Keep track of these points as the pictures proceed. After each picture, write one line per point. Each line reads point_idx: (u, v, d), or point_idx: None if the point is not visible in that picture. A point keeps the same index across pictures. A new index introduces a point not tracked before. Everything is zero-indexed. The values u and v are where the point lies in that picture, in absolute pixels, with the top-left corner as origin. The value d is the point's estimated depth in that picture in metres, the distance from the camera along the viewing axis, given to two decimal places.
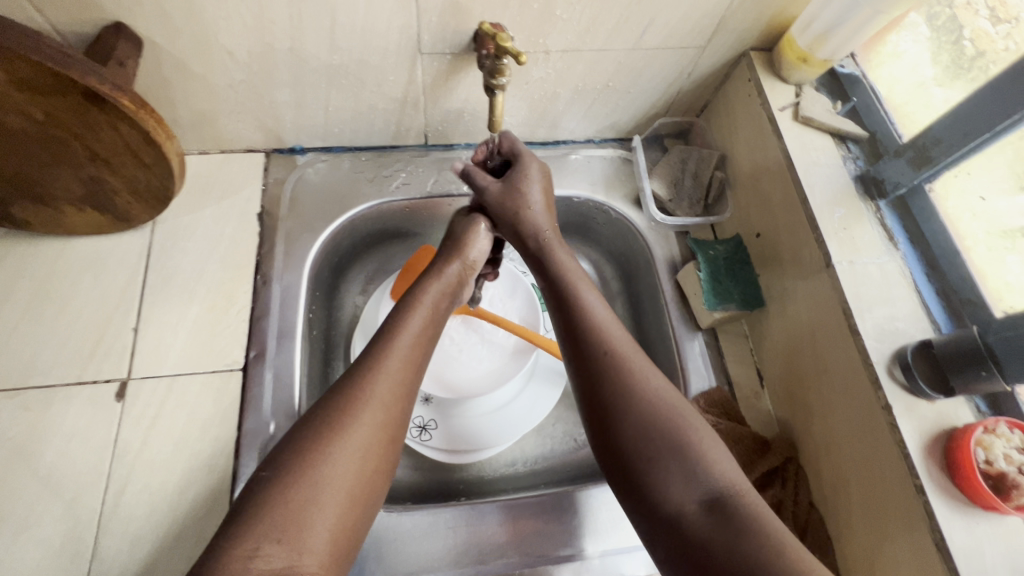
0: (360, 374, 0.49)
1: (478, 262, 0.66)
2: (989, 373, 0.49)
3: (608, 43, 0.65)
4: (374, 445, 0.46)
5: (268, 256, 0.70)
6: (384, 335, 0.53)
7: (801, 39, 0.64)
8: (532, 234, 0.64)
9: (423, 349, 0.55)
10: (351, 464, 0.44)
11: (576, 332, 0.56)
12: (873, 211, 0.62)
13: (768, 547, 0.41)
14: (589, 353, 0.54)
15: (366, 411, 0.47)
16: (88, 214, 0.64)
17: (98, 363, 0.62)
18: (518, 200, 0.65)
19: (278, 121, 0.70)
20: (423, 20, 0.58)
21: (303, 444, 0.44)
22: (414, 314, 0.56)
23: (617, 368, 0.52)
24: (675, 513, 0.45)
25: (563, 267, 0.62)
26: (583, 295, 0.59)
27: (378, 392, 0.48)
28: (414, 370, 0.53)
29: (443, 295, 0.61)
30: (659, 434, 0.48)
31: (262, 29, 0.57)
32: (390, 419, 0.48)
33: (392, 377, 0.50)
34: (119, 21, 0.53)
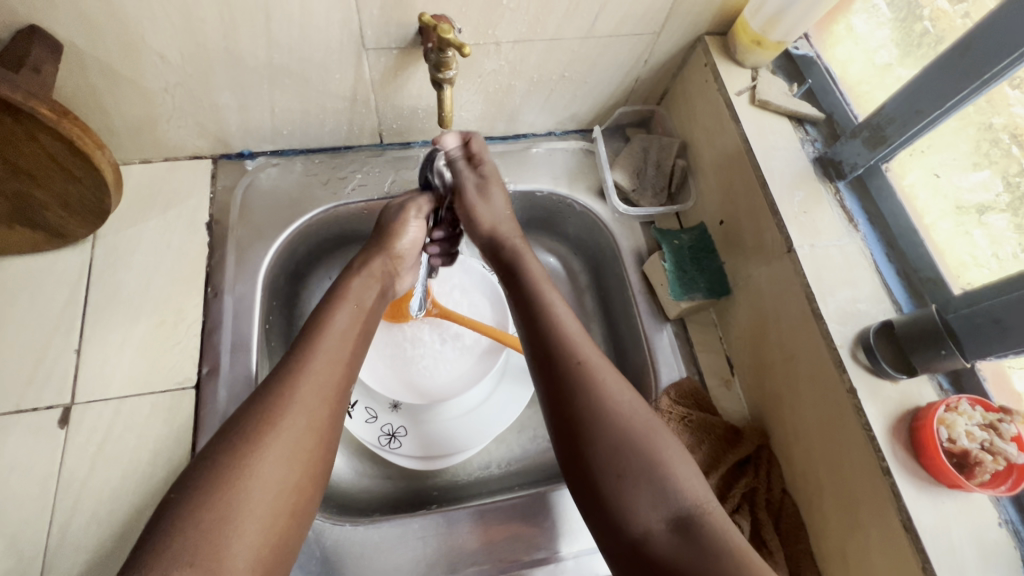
0: (281, 379, 0.48)
1: (407, 253, 0.65)
2: (948, 351, 0.48)
3: (560, 32, 0.63)
4: (299, 452, 0.45)
5: (219, 267, 0.67)
6: (307, 336, 0.52)
7: (753, 22, 0.63)
8: (504, 239, 0.65)
9: (352, 347, 0.53)
10: (273, 474, 0.43)
11: (547, 344, 0.54)
12: (832, 193, 0.62)
13: (733, 566, 0.42)
14: (560, 365, 0.52)
15: (286, 420, 0.46)
16: (19, 231, 0.60)
17: (38, 389, 0.58)
18: (478, 205, 0.66)
19: (222, 126, 0.67)
20: (364, 14, 0.56)
21: (219, 460, 0.43)
22: (340, 311, 0.55)
23: (590, 381, 0.51)
24: (642, 534, 0.45)
25: (530, 273, 0.61)
26: (554, 305, 0.58)
27: (300, 396, 0.47)
28: (342, 369, 0.51)
29: (370, 288, 0.60)
30: (631, 453, 0.47)
31: (193, 29, 0.54)
32: (315, 426, 0.47)
33: (316, 382, 0.49)
34: (33, 25, 0.50)
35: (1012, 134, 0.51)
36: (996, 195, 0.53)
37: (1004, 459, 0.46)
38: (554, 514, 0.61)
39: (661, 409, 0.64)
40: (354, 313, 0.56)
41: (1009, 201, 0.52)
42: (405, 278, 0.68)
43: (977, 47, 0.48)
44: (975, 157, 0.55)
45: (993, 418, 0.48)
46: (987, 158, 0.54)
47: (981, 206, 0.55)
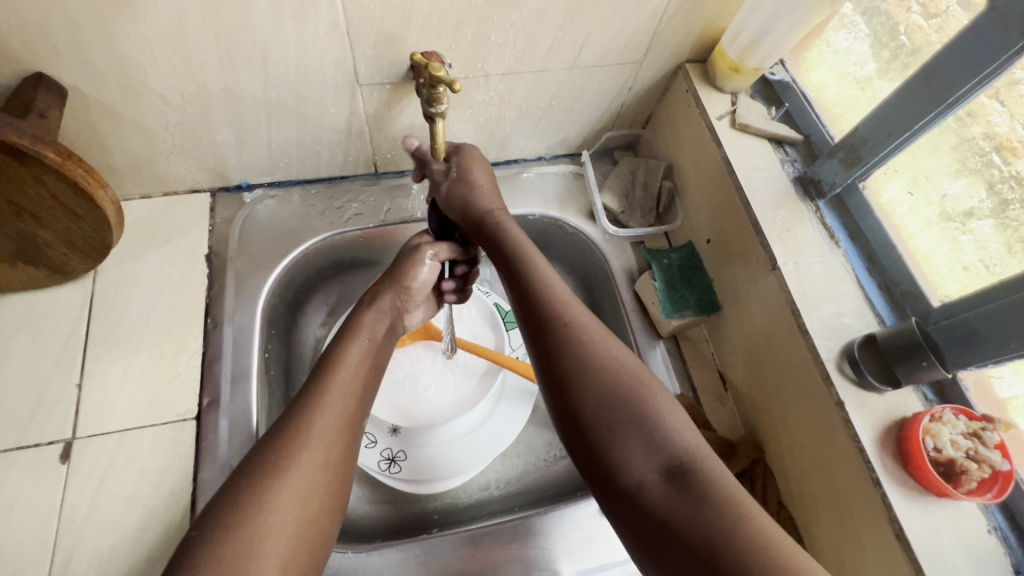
0: (296, 416, 0.49)
1: (419, 290, 0.66)
2: (930, 363, 0.50)
3: (547, 64, 0.66)
4: (317, 486, 0.46)
5: (218, 298, 0.68)
6: (321, 372, 0.53)
7: (730, 51, 0.66)
8: (483, 211, 0.65)
9: (364, 381, 0.55)
10: (293, 506, 0.44)
11: (535, 309, 0.56)
12: (813, 211, 0.64)
13: (726, 512, 0.42)
14: (549, 325, 0.54)
15: (305, 453, 0.46)
16: (22, 269, 0.61)
17: (39, 425, 0.59)
18: (457, 190, 0.66)
19: (220, 161, 0.69)
20: (358, 53, 0.58)
21: (238, 497, 0.43)
22: (354, 344, 0.57)
23: (578, 340, 0.52)
24: (636, 484, 0.46)
25: (517, 241, 0.62)
26: (540, 270, 0.59)
27: (317, 431, 0.48)
28: (355, 404, 0.52)
29: (382, 322, 0.62)
30: (620, 405, 0.48)
31: (193, 72, 0.56)
32: (333, 458, 0.48)
33: (332, 416, 0.50)
34: (39, 72, 0.52)
35: (992, 143, 0.52)
36: (980, 201, 0.54)
37: (989, 467, 0.48)
38: (553, 534, 0.62)
39: None
40: (366, 348, 0.58)
41: (993, 206, 0.53)
42: (415, 313, 0.69)
43: (941, 73, 0.50)
44: (956, 166, 0.56)
45: (977, 427, 0.49)
46: (970, 166, 0.54)
47: (967, 212, 0.55)
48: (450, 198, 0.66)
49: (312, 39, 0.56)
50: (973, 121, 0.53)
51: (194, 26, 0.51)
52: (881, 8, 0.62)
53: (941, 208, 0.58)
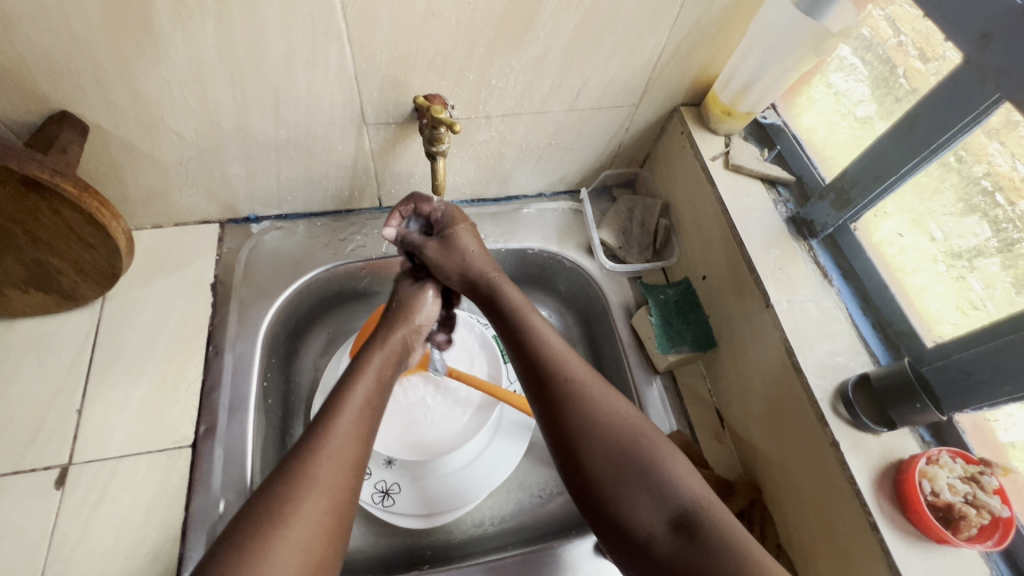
0: (299, 460, 0.48)
1: (426, 325, 0.69)
2: (923, 405, 0.49)
3: (546, 106, 0.69)
4: (319, 532, 0.46)
5: (221, 325, 0.70)
6: (326, 413, 0.53)
7: (723, 95, 0.69)
8: (478, 274, 0.66)
9: (368, 422, 0.54)
10: (294, 553, 0.44)
11: (535, 364, 0.57)
12: (806, 250, 0.65)
13: (734, 562, 0.44)
14: (549, 383, 0.55)
15: (309, 500, 0.46)
16: (33, 295, 0.63)
17: (38, 449, 0.59)
18: (452, 251, 0.67)
19: (230, 193, 0.72)
20: (365, 94, 0.61)
21: (241, 545, 0.43)
22: (359, 385, 0.56)
23: (579, 395, 0.53)
24: (645, 536, 0.47)
25: (513, 298, 0.63)
26: (537, 326, 0.60)
27: (319, 476, 0.48)
28: (358, 446, 0.52)
29: (389, 363, 0.61)
30: (625, 460, 0.50)
31: (208, 111, 0.59)
32: (337, 502, 0.48)
33: (337, 461, 0.49)
34: (64, 110, 0.55)
35: (995, 183, 0.51)
36: (984, 239, 0.53)
37: (989, 512, 0.47)
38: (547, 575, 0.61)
39: None
40: (371, 388, 0.57)
41: (999, 245, 0.52)
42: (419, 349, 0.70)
43: (923, 120, 0.51)
44: (960, 205, 0.54)
45: (975, 471, 0.48)
46: (973, 205, 0.53)
47: (974, 250, 0.54)
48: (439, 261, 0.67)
49: (321, 82, 0.59)
50: (974, 160, 0.51)
51: (211, 69, 0.55)
52: (881, 52, 0.61)
53: (947, 246, 0.56)
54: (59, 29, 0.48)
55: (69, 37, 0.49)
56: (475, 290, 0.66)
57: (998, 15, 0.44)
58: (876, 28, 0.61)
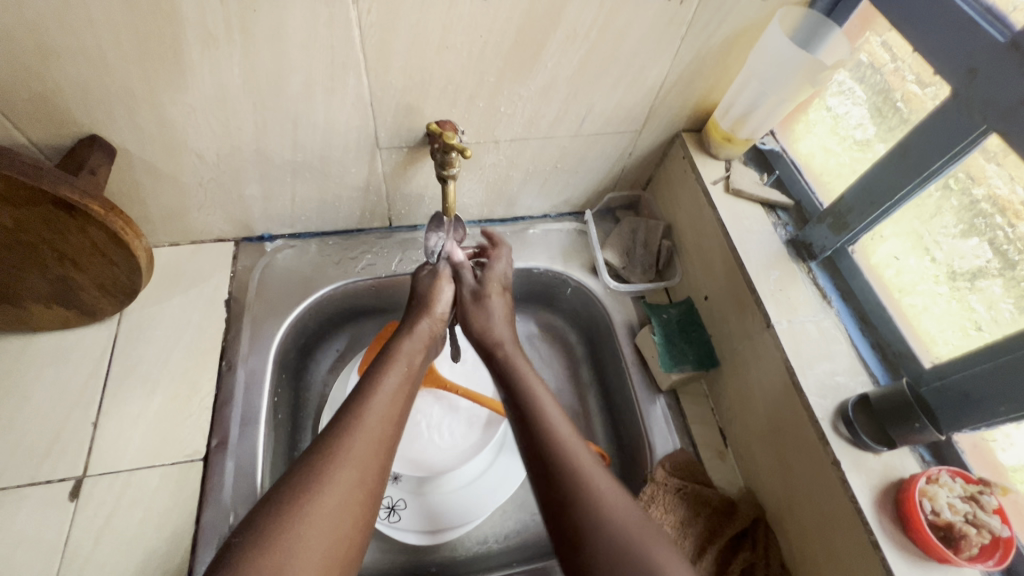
0: (336, 434, 0.51)
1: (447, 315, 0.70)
2: (921, 425, 0.51)
3: (552, 131, 0.71)
4: (349, 504, 0.48)
5: (234, 341, 0.71)
6: (361, 393, 0.56)
7: (723, 122, 0.71)
8: (495, 343, 0.67)
9: (401, 405, 0.57)
10: (325, 522, 0.46)
11: (541, 451, 0.55)
12: (806, 272, 0.67)
13: None
14: (557, 472, 0.53)
15: (341, 470, 0.49)
16: (55, 310, 0.65)
17: (53, 462, 0.61)
18: (488, 309, 0.69)
19: (246, 213, 0.74)
20: (379, 120, 0.64)
21: (282, 504, 0.46)
22: (391, 370, 0.59)
23: (585, 489, 0.51)
24: None
25: (523, 376, 0.63)
26: (546, 408, 0.59)
27: (353, 449, 0.51)
28: (390, 426, 0.55)
29: (418, 350, 0.64)
30: (630, 567, 0.47)
31: (230, 136, 0.62)
32: (367, 475, 0.50)
33: (370, 436, 0.52)
34: (94, 133, 0.58)
35: (994, 205, 0.51)
36: (986, 260, 0.53)
37: (989, 532, 0.48)
38: None
39: (657, 481, 0.66)
40: (402, 374, 0.60)
41: (1001, 267, 0.52)
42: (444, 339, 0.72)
43: (915, 148, 0.54)
44: (962, 226, 0.54)
45: (974, 490, 0.49)
46: (974, 227, 0.53)
47: (976, 271, 0.54)
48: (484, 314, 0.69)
49: (338, 108, 0.61)
50: (975, 183, 0.52)
51: (234, 96, 0.57)
52: (881, 76, 0.62)
53: (949, 267, 0.56)
54: (95, 60, 0.51)
55: (103, 67, 0.51)
56: (490, 361, 0.67)
57: (984, 51, 0.47)
58: (873, 53, 0.62)
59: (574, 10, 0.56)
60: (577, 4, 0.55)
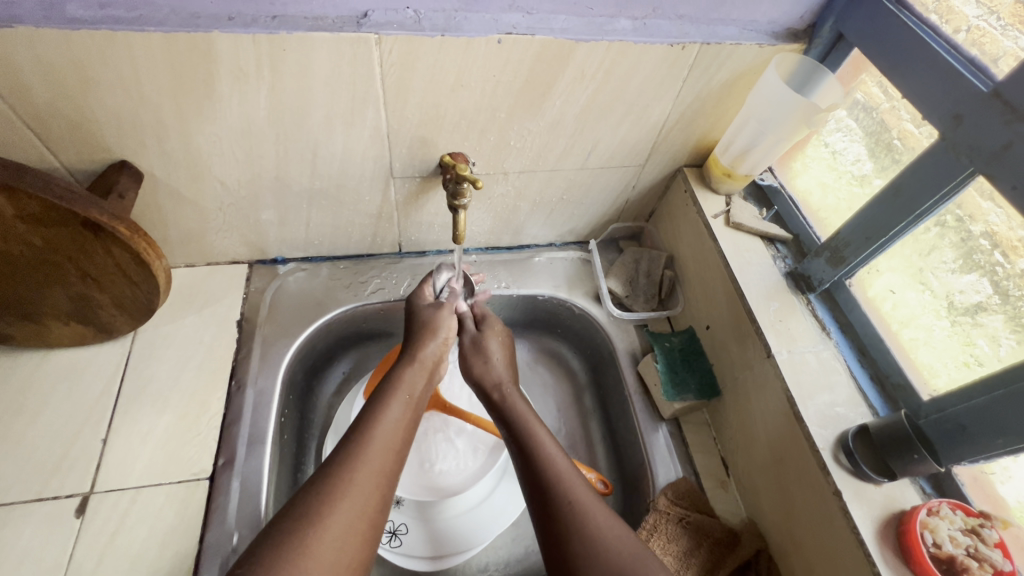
0: (340, 461, 0.52)
1: (450, 338, 0.71)
2: (921, 456, 0.51)
3: (559, 164, 0.75)
4: (350, 538, 0.48)
5: (244, 361, 0.73)
6: (363, 423, 0.56)
7: (723, 158, 0.74)
8: (495, 383, 0.68)
9: (402, 436, 0.57)
10: (328, 554, 0.46)
11: (540, 482, 0.55)
12: (804, 304, 0.68)
13: None
14: (553, 503, 0.53)
15: (344, 500, 0.49)
16: (72, 328, 0.67)
17: (61, 478, 0.61)
18: (486, 347, 0.71)
19: (262, 237, 0.76)
20: (394, 152, 0.67)
21: (283, 537, 0.46)
22: (393, 402, 0.60)
23: (580, 520, 0.52)
24: None
25: (524, 415, 0.63)
26: (542, 442, 0.59)
27: (356, 479, 0.51)
28: (391, 456, 0.55)
29: (419, 379, 0.64)
30: None
31: (252, 163, 0.65)
32: (369, 508, 0.50)
33: (370, 468, 0.52)
34: (124, 159, 0.60)
35: (994, 242, 0.52)
36: (987, 295, 0.54)
37: (990, 565, 0.48)
38: None
39: (660, 510, 0.66)
40: (404, 405, 0.60)
41: (999, 300, 0.53)
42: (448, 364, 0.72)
43: (907, 188, 0.56)
44: (960, 261, 0.56)
45: (975, 523, 0.50)
46: (972, 262, 0.55)
47: (974, 304, 0.55)
48: (479, 355, 0.71)
49: (356, 140, 0.64)
50: (971, 220, 0.54)
51: (259, 127, 0.61)
52: (877, 115, 0.64)
53: (947, 299, 0.58)
54: (133, 92, 0.54)
55: (139, 97, 0.55)
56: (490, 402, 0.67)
57: (968, 99, 0.49)
58: (869, 94, 0.65)
59: (583, 53, 0.59)
60: (586, 48, 0.59)
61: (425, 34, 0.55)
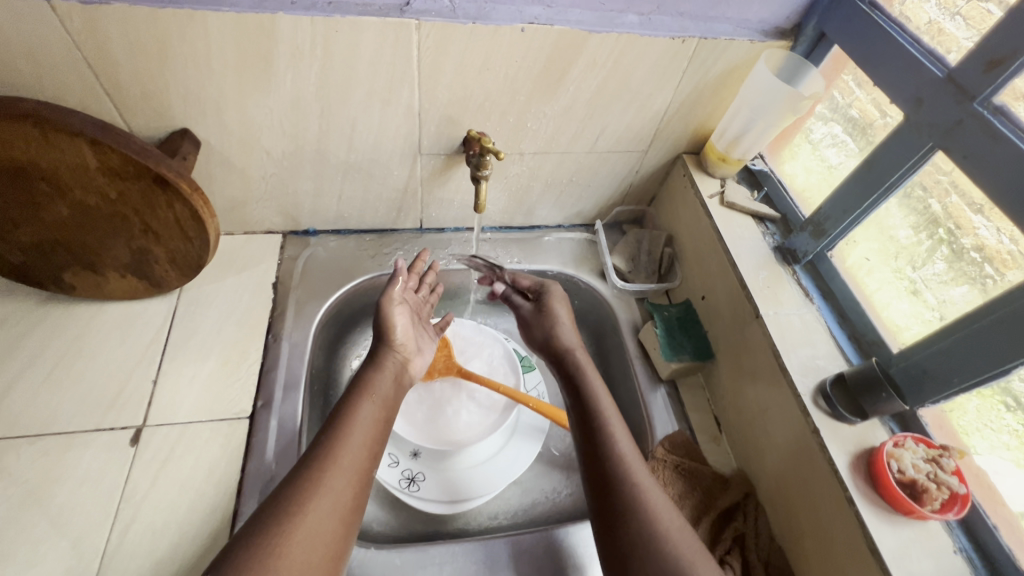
0: (314, 465, 0.57)
1: (406, 345, 0.75)
2: (888, 395, 0.58)
3: (570, 147, 0.82)
4: (324, 537, 0.53)
5: (280, 318, 0.80)
6: (338, 426, 0.61)
7: (719, 144, 0.82)
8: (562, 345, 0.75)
9: (373, 438, 0.62)
10: (302, 550, 0.51)
11: (603, 453, 0.62)
12: (790, 274, 0.75)
13: None
14: (615, 475, 0.59)
15: (315, 500, 0.54)
16: (127, 280, 0.73)
17: (116, 413, 0.68)
18: (553, 313, 0.78)
19: (297, 207, 0.84)
20: (424, 129, 0.75)
21: (258, 538, 0.50)
22: (365, 405, 0.65)
23: (638, 491, 0.58)
24: None
25: (592, 384, 0.70)
26: (610, 416, 0.65)
27: (327, 482, 0.56)
28: (365, 459, 0.60)
29: (388, 382, 0.69)
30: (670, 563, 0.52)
31: (297, 136, 0.72)
32: (342, 506, 0.55)
33: (344, 474, 0.57)
34: (186, 128, 0.68)
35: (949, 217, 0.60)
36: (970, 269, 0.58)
37: (948, 489, 0.55)
38: (560, 551, 0.67)
39: (657, 458, 0.72)
40: (376, 406, 0.65)
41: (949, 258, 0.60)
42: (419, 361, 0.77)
43: (879, 165, 0.64)
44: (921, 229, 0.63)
45: (935, 454, 0.57)
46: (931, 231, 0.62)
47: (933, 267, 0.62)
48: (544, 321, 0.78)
49: (391, 117, 0.72)
50: (962, 233, 0.58)
51: (307, 102, 0.68)
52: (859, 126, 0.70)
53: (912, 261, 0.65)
54: (202, 67, 0.62)
55: (206, 71, 0.62)
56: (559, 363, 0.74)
57: (927, 83, 0.57)
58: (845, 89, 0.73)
59: (595, 43, 0.67)
60: (597, 38, 0.67)
61: (458, 21, 0.63)
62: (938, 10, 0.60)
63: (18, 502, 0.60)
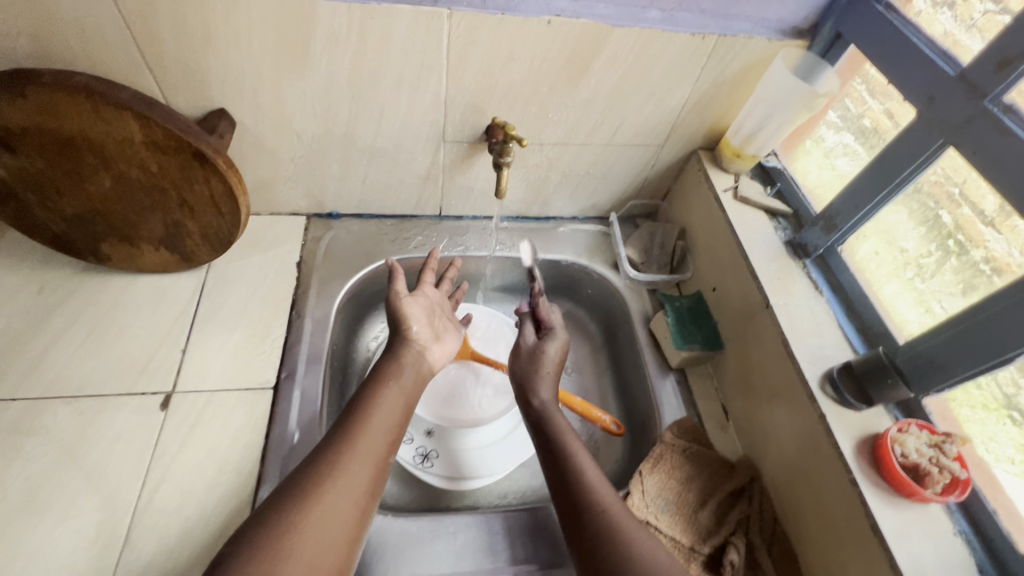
0: (337, 444, 0.60)
1: (424, 340, 0.77)
2: (894, 381, 0.61)
3: (589, 139, 0.85)
4: (341, 518, 0.55)
5: (303, 295, 0.83)
6: (362, 408, 0.64)
7: (734, 139, 0.84)
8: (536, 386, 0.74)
9: (393, 426, 0.65)
10: (316, 532, 0.52)
11: (573, 490, 0.61)
12: (801, 267, 0.77)
13: None
14: (586, 514, 0.58)
15: (335, 480, 0.57)
16: (160, 253, 0.77)
17: (147, 379, 0.71)
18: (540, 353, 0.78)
19: (323, 190, 0.87)
20: (449, 117, 0.77)
21: (279, 514, 0.52)
22: (386, 391, 0.68)
23: (613, 526, 0.57)
24: None
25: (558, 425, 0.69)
26: (576, 452, 0.65)
27: (346, 464, 0.58)
28: (384, 445, 0.63)
29: (409, 372, 0.72)
30: None
31: (327, 119, 0.75)
32: (360, 489, 0.58)
33: (364, 458, 0.59)
34: (223, 107, 0.71)
35: (954, 219, 0.62)
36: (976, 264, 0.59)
37: (949, 473, 0.57)
38: None
39: (665, 442, 0.74)
40: (398, 394, 0.68)
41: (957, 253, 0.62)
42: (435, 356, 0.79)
43: (891, 162, 0.66)
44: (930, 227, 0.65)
45: (938, 440, 0.58)
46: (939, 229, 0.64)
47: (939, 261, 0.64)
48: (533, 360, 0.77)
49: (418, 103, 0.75)
50: (974, 246, 0.60)
51: (339, 87, 0.71)
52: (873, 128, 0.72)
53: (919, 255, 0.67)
54: (243, 49, 0.65)
55: (246, 54, 0.65)
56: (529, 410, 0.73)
57: (940, 82, 0.59)
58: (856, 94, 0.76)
59: (618, 37, 0.70)
60: (620, 32, 0.69)
61: (488, 11, 0.65)
62: (954, 22, 0.61)
63: (55, 458, 0.63)
